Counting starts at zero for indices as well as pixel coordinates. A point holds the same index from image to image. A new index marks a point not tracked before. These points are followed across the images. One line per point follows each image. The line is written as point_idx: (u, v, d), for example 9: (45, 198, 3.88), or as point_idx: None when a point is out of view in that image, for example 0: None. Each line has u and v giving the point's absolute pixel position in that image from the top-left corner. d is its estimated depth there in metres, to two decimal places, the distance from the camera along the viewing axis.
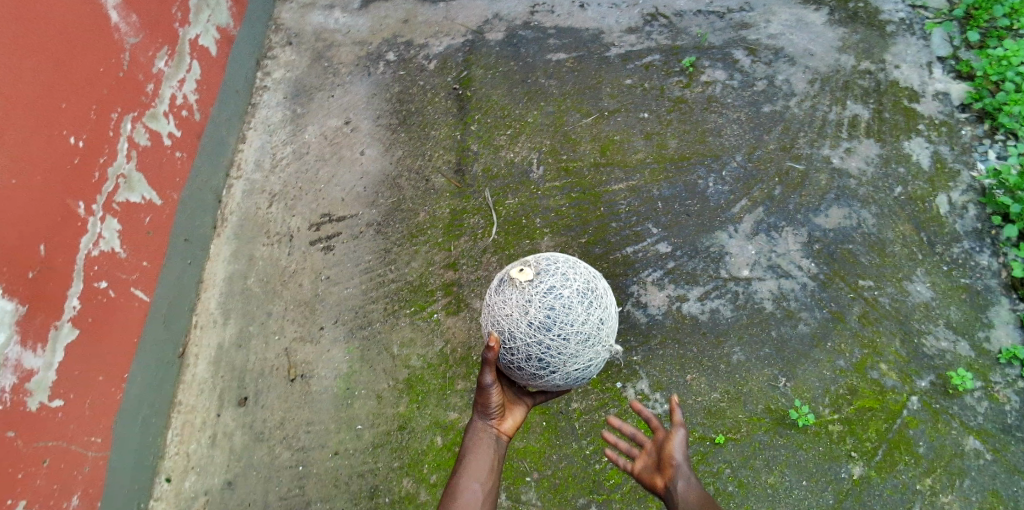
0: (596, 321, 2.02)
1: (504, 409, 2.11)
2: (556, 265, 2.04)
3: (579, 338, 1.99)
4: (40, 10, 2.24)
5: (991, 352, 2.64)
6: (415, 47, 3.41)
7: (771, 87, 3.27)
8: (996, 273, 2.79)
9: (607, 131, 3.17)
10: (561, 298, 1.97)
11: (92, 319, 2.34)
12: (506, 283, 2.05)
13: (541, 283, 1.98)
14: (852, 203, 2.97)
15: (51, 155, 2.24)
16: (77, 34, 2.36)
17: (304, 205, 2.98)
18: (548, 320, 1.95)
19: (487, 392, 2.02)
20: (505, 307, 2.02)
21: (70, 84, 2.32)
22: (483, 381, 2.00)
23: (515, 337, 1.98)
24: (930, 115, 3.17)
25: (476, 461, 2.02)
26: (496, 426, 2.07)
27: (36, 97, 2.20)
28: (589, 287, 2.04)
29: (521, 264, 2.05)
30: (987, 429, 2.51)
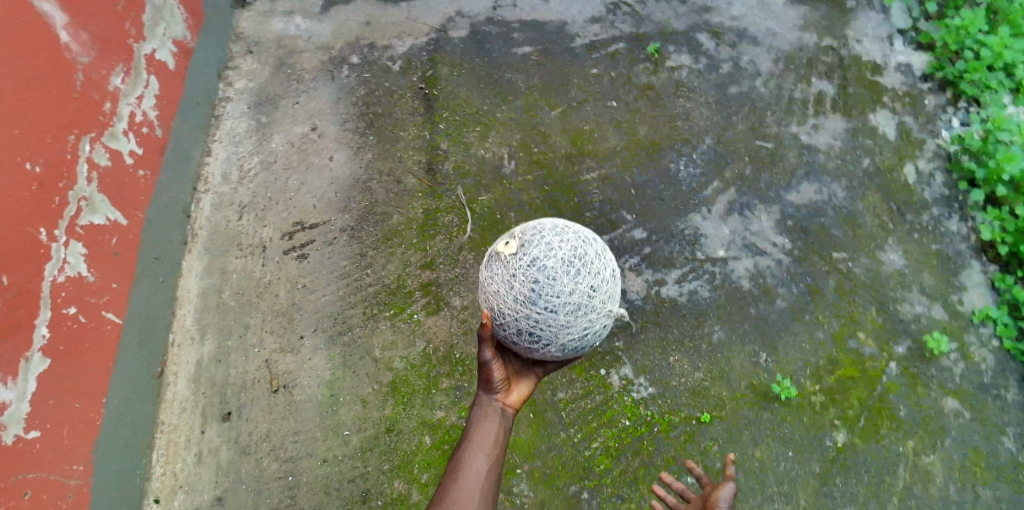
0: (586, 288, 1.98)
1: (509, 383, 2.14)
2: (540, 235, 2.01)
3: (568, 308, 1.96)
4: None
5: (965, 314, 2.75)
6: (378, 49, 3.32)
7: (736, 69, 3.27)
8: (966, 238, 2.89)
9: (577, 122, 3.17)
10: (545, 270, 1.95)
11: (64, 346, 2.31)
12: (495, 258, 2.05)
13: (524, 256, 1.97)
14: (821, 178, 3.00)
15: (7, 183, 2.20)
16: (27, 57, 2.31)
17: (276, 215, 2.94)
18: (533, 293, 1.95)
19: (488, 369, 2.07)
20: (494, 283, 2.03)
21: (22, 109, 2.27)
22: (482, 357, 2.05)
23: (504, 312, 1.99)
24: (895, 86, 3.21)
25: (482, 433, 2.04)
26: (502, 400, 2.10)
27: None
28: (576, 254, 2.00)
29: (507, 238, 2.04)
30: (964, 388, 2.63)
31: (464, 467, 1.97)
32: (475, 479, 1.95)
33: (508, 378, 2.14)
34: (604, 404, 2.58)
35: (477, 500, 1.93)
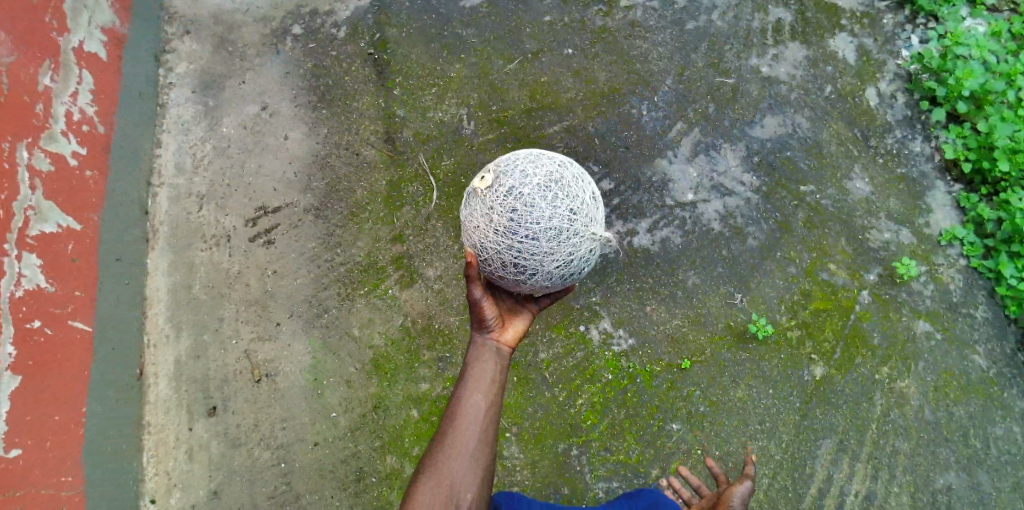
0: (565, 212, 1.98)
1: (502, 323, 2.08)
2: (515, 165, 2.02)
3: (549, 234, 1.97)
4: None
5: (932, 236, 2.78)
6: (320, 16, 3.17)
7: (692, 2, 3.16)
8: (929, 158, 2.89)
9: (534, 74, 3.09)
10: (522, 198, 1.96)
11: (33, 361, 2.27)
12: (473, 196, 2.07)
13: (500, 188, 1.99)
14: (784, 109, 2.96)
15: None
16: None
17: (236, 202, 2.86)
18: (512, 223, 1.96)
19: (479, 307, 2.02)
20: (474, 220, 2.05)
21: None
22: (472, 296, 2.01)
23: (487, 246, 2.01)
24: (851, 7, 3.13)
25: (478, 374, 1.97)
26: (496, 339, 2.04)
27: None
28: (552, 179, 2.00)
29: (483, 174, 2.06)
30: (935, 310, 2.69)
31: (463, 409, 1.90)
32: (475, 419, 1.89)
33: (501, 317, 2.08)
34: (586, 360, 2.61)
35: (477, 441, 1.87)
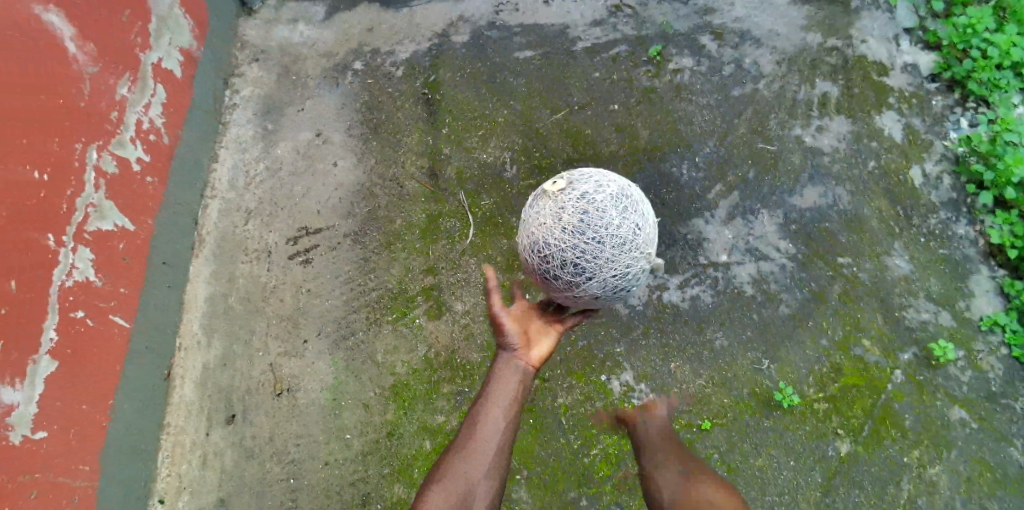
0: (631, 225, 2.18)
1: (529, 340, 2.24)
2: (589, 176, 2.23)
3: (614, 242, 2.15)
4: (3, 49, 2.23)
5: (973, 320, 2.69)
6: (381, 55, 3.35)
7: (738, 70, 3.24)
8: (974, 242, 2.83)
9: (578, 125, 3.17)
10: (595, 202, 2.16)
11: (72, 350, 2.35)
12: (541, 197, 2.26)
13: (575, 190, 2.18)
14: (826, 181, 2.96)
15: (15, 189, 2.22)
16: (39, 70, 2.35)
17: (282, 221, 2.99)
18: (583, 224, 2.14)
19: (499, 322, 2.24)
20: (539, 217, 2.22)
21: (31, 119, 2.31)
22: (492, 312, 2.24)
23: (551, 242, 2.17)
24: (901, 88, 3.15)
25: (501, 387, 2.18)
26: (521, 355, 2.21)
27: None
28: (622, 194, 2.22)
29: (555, 179, 2.26)
30: (972, 399, 2.58)
31: (483, 420, 2.12)
32: (493, 430, 2.11)
33: (528, 334, 2.24)
34: (604, 411, 2.58)
35: (493, 449, 2.08)
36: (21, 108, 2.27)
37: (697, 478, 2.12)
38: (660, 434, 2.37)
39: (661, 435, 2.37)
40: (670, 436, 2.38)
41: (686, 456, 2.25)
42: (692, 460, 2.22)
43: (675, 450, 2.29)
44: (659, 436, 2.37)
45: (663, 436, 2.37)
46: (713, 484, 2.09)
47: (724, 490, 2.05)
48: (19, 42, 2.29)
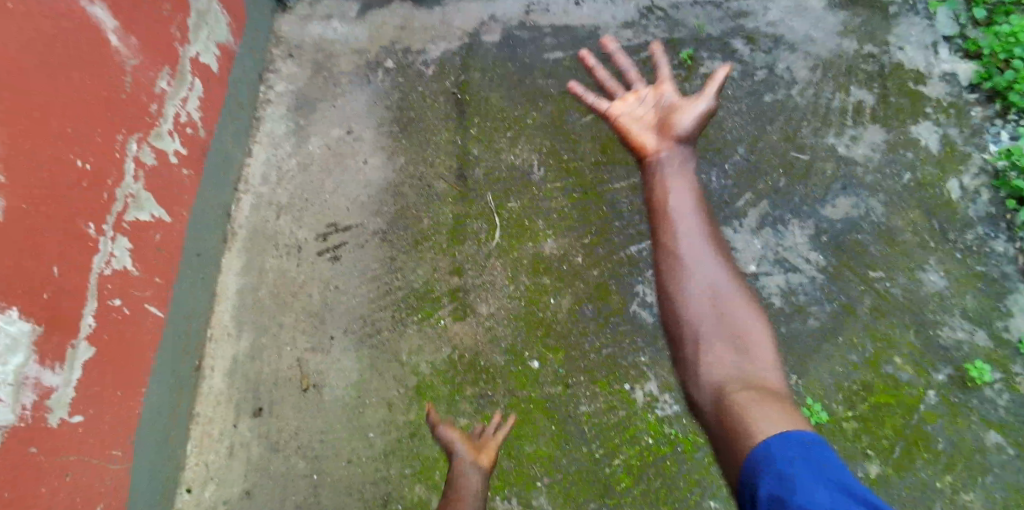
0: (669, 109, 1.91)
1: (478, 447, 2.35)
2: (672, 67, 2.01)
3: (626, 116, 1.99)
4: (47, 42, 2.23)
5: (1011, 342, 2.59)
6: (413, 53, 3.38)
7: (771, 76, 3.20)
8: (1013, 260, 2.73)
9: (607, 128, 3.14)
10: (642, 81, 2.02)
11: (108, 336, 2.39)
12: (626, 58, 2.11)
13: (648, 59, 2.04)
14: (859, 192, 2.91)
15: (58, 183, 2.23)
16: (82, 63, 2.37)
17: (310, 217, 3.03)
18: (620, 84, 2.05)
19: (447, 440, 2.37)
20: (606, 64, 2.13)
21: (75, 115, 2.32)
22: (439, 433, 2.40)
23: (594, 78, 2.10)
24: (938, 96, 3.10)
25: (458, 488, 2.19)
26: (471, 459, 2.29)
27: (37, 125, 2.17)
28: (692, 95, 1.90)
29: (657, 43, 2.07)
30: (1009, 422, 2.49)
31: None
32: None
33: (476, 444, 2.36)
34: (627, 420, 2.56)
35: None
36: (62, 103, 2.27)
37: (746, 342, 1.58)
38: (698, 263, 1.67)
39: (697, 254, 1.68)
40: (718, 266, 1.67)
41: (729, 289, 1.64)
42: (737, 297, 1.63)
43: (717, 280, 1.65)
44: (694, 258, 1.69)
45: (701, 260, 1.68)
46: (765, 353, 1.56)
47: (775, 360, 1.57)
48: (63, 36, 2.30)
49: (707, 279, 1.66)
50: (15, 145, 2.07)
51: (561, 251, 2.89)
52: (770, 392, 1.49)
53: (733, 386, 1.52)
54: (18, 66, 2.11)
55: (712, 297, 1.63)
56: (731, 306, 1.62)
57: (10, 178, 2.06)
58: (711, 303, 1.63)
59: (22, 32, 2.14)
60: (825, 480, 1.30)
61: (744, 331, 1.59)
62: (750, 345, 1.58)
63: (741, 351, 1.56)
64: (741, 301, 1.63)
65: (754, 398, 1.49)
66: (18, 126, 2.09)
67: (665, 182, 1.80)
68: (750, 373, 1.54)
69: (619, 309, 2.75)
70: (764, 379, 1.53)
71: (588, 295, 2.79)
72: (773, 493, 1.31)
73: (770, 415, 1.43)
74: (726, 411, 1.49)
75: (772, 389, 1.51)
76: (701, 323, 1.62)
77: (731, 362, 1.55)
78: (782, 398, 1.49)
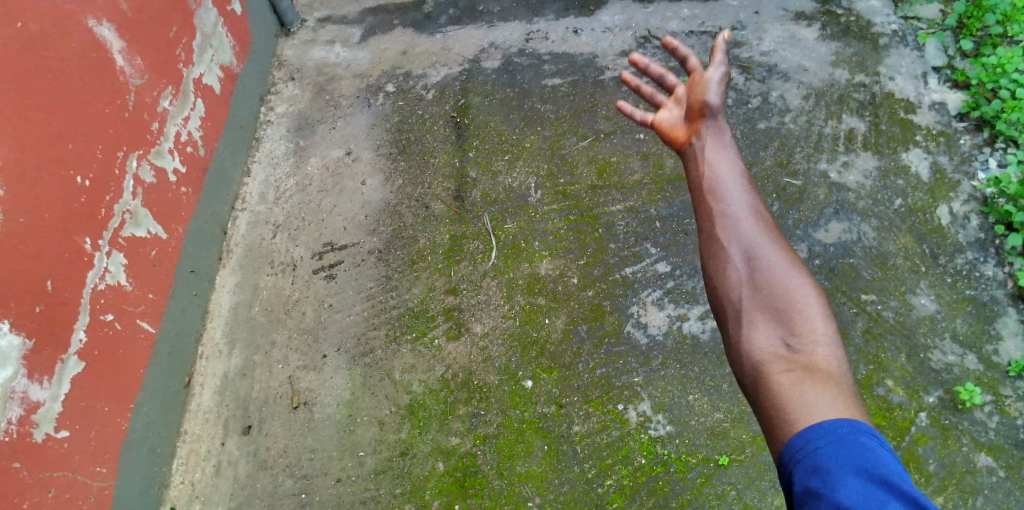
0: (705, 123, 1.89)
1: None
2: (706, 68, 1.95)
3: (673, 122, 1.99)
4: (51, 53, 2.32)
5: (1001, 365, 2.60)
6: (413, 77, 3.53)
7: (765, 103, 3.27)
8: (1002, 284, 2.76)
9: (603, 153, 3.20)
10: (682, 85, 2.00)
11: (99, 352, 2.39)
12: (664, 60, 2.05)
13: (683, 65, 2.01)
14: (851, 217, 2.94)
15: (57, 190, 2.29)
16: (87, 76, 2.45)
17: (307, 236, 3.07)
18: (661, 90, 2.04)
19: None
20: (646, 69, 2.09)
21: (77, 124, 2.39)
22: None
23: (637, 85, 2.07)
24: (928, 125, 3.15)
25: None
26: None
27: (41, 131, 2.25)
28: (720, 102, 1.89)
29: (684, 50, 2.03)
30: (999, 445, 2.47)
31: None
32: None
33: None
34: (620, 440, 2.54)
35: None
36: (64, 111, 2.34)
37: (799, 318, 1.46)
38: (744, 243, 1.61)
39: (744, 231, 1.63)
40: (765, 245, 1.60)
41: (777, 265, 1.55)
42: (785, 272, 1.53)
43: (766, 259, 1.57)
44: (741, 236, 1.62)
45: (748, 238, 1.61)
46: (815, 328, 1.45)
47: (829, 336, 1.44)
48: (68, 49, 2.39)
49: (757, 257, 1.57)
50: (16, 145, 2.14)
51: (556, 271, 2.91)
52: (814, 372, 1.37)
53: (776, 361, 1.42)
54: (18, 67, 2.19)
55: (760, 272, 1.55)
56: (779, 283, 1.52)
57: (9, 180, 2.13)
58: (758, 281, 1.54)
59: (26, 41, 2.22)
60: (854, 467, 1.19)
61: (794, 306, 1.48)
62: (801, 320, 1.46)
63: (788, 329, 1.45)
64: (790, 276, 1.53)
65: (798, 377, 1.38)
66: (20, 128, 2.17)
67: (708, 164, 1.80)
68: (797, 350, 1.42)
69: (613, 330, 2.76)
70: (811, 358, 1.40)
71: (583, 315, 2.80)
72: (807, 485, 1.21)
73: (806, 399, 1.33)
74: (766, 389, 1.39)
75: (820, 369, 1.39)
76: (749, 298, 1.53)
77: (776, 339, 1.45)
78: (828, 378, 1.37)
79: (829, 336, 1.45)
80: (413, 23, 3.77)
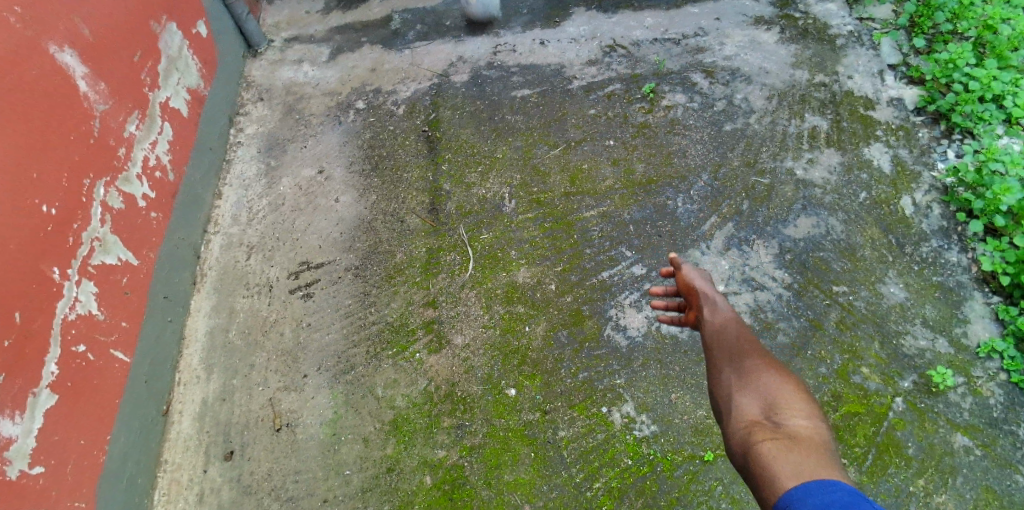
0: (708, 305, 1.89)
1: None
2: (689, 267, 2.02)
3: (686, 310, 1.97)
4: (15, 79, 2.31)
5: (970, 348, 2.66)
6: (383, 94, 3.55)
7: (730, 106, 3.35)
8: (967, 269, 2.84)
9: (575, 160, 3.24)
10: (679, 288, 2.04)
11: (71, 383, 2.34)
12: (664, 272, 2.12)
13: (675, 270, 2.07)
14: (819, 211, 3.01)
15: (23, 211, 2.26)
16: (50, 101, 2.43)
17: (282, 256, 3.05)
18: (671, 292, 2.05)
19: None
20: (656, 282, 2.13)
21: (44, 148, 2.37)
22: None
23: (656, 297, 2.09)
24: (887, 120, 3.25)
25: None
26: None
27: (41, 131, 2.37)
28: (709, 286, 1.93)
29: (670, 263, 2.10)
30: (975, 424, 2.53)
31: None
32: None
33: None
34: (606, 442, 2.55)
35: None
36: (30, 134, 2.32)
37: (780, 400, 1.59)
38: (729, 350, 1.75)
39: (732, 340, 1.78)
40: (750, 350, 1.75)
41: (760, 364, 1.70)
42: (768, 368, 1.68)
43: (750, 360, 1.72)
44: (728, 346, 1.77)
45: (735, 344, 1.77)
46: (795, 407, 1.57)
47: (809, 414, 1.56)
48: (32, 75, 2.38)
49: (742, 358, 1.72)
50: (16, 145, 2.26)
51: (534, 279, 2.92)
52: (797, 440, 1.48)
53: (762, 433, 1.52)
54: (25, 71, 2.36)
55: (746, 370, 1.69)
56: (762, 376, 1.66)
57: (8, 180, 2.22)
58: (744, 376, 1.68)
59: (18, 57, 2.34)
60: None
61: (777, 392, 1.62)
62: (783, 401, 1.59)
63: (772, 409, 1.58)
64: (771, 371, 1.67)
65: (782, 445, 1.48)
66: (20, 127, 2.29)
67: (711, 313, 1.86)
68: (781, 423, 1.53)
69: (594, 334, 2.78)
70: (795, 429, 1.51)
71: (563, 321, 2.82)
72: None
73: (791, 462, 1.42)
74: (754, 457, 1.48)
75: (803, 437, 1.49)
76: (736, 389, 1.66)
77: (761, 417, 1.57)
78: (811, 446, 1.47)
79: (811, 414, 1.56)
80: (380, 41, 3.79)
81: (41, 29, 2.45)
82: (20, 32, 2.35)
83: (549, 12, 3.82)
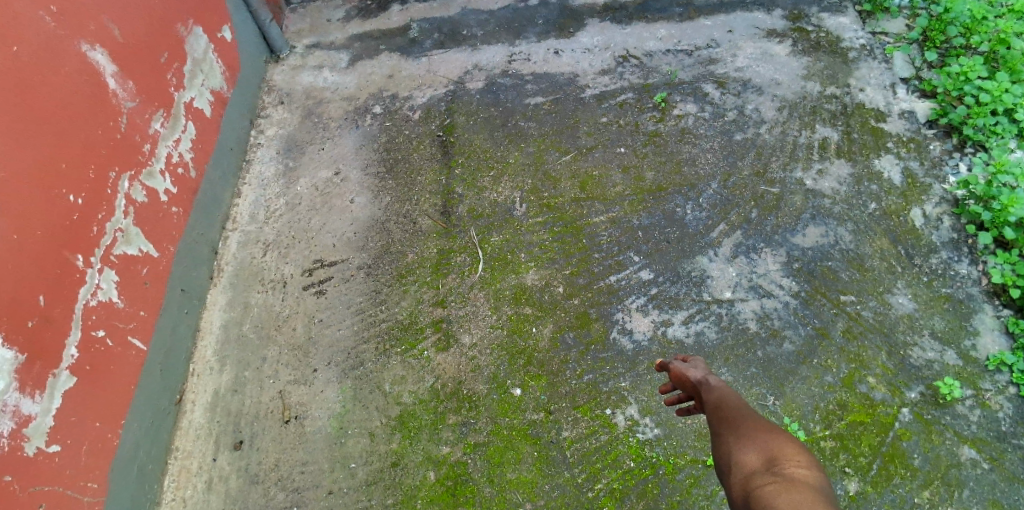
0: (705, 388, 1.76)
1: None
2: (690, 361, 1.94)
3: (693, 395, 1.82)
4: (18, 84, 2.29)
5: (979, 360, 2.65)
6: (400, 99, 3.65)
7: (741, 116, 3.38)
8: (977, 281, 2.83)
9: (585, 166, 3.29)
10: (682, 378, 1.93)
11: (90, 366, 2.42)
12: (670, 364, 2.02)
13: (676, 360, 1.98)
14: (828, 221, 3.02)
15: (29, 202, 2.27)
16: (53, 102, 2.42)
17: (297, 253, 3.13)
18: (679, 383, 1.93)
19: None
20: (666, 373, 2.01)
21: (45, 146, 2.36)
22: None
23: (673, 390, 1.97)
24: (898, 132, 3.26)
25: None
26: None
27: (73, 111, 2.50)
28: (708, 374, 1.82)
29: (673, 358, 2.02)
30: (982, 437, 2.51)
31: None
32: None
33: None
34: (609, 444, 2.57)
35: None
36: (33, 144, 2.31)
37: (779, 451, 1.43)
38: (727, 417, 1.62)
39: (729, 405, 1.65)
40: (748, 414, 1.61)
41: (759, 425, 1.55)
42: (766, 425, 1.54)
43: (748, 421, 1.58)
44: (725, 415, 1.63)
45: (733, 409, 1.63)
46: (793, 456, 1.42)
47: (810, 461, 1.41)
48: (26, 77, 2.33)
49: (739, 419, 1.59)
50: (47, 128, 2.38)
51: (543, 281, 2.96)
52: (797, 482, 1.32)
53: (761, 480, 1.37)
54: (64, 61, 2.49)
55: (744, 430, 1.55)
56: (760, 432, 1.52)
57: (41, 163, 2.33)
58: (742, 436, 1.53)
59: (54, 46, 2.47)
60: None
61: (776, 444, 1.46)
62: (782, 450, 1.44)
63: (772, 458, 1.43)
64: (770, 429, 1.52)
65: (779, 485, 1.33)
66: (54, 110, 2.42)
67: (709, 388, 1.75)
68: (781, 468, 1.38)
69: (600, 337, 2.80)
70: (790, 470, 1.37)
71: (570, 323, 2.84)
72: None
73: (791, 501, 1.26)
74: (754, 501, 1.32)
75: (800, 480, 1.33)
76: (736, 447, 1.50)
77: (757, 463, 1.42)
78: (813, 487, 1.31)
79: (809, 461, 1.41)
80: (398, 48, 3.88)
81: (42, 45, 2.41)
82: (21, 49, 2.33)
83: (563, 22, 3.90)
